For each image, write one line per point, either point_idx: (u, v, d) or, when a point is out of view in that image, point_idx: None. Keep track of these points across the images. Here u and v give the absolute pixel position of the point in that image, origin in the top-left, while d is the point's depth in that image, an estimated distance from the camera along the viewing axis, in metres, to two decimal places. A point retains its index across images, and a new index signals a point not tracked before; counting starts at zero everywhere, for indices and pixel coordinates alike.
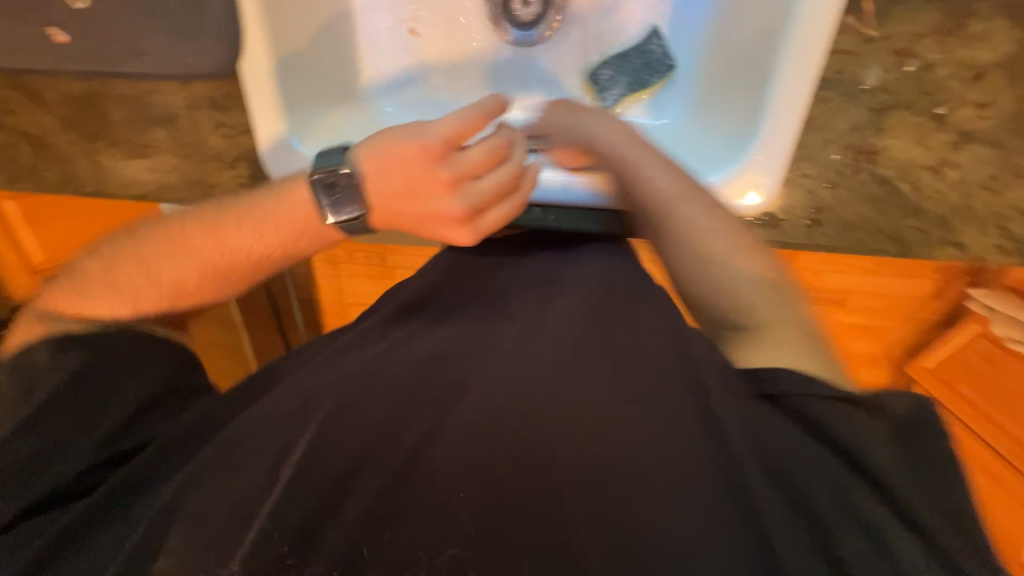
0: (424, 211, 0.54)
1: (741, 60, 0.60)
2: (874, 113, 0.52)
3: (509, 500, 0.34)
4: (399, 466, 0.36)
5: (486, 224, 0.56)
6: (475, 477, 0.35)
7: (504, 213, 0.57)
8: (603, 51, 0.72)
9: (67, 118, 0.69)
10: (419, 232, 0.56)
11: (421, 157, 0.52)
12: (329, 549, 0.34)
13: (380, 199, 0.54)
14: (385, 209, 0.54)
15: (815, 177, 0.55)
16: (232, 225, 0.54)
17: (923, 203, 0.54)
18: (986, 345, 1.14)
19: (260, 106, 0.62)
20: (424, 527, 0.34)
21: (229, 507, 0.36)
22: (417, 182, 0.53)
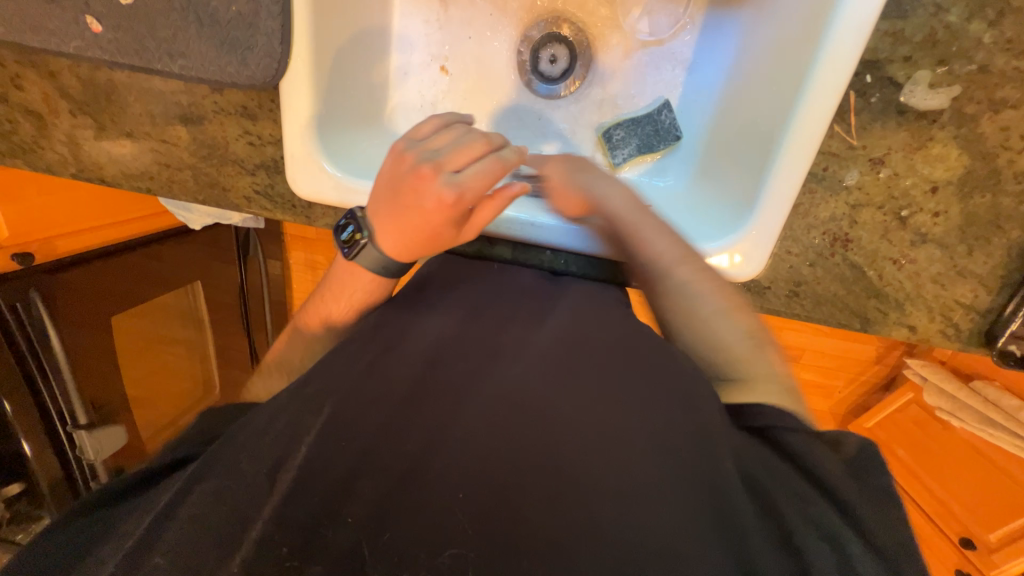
0: (402, 186, 0.57)
1: (739, 141, 0.67)
2: (850, 208, 0.59)
3: (514, 522, 0.35)
4: (406, 481, 0.37)
5: (458, 181, 0.55)
6: (480, 489, 0.37)
7: (477, 176, 0.56)
8: (617, 114, 0.78)
9: (81, 102, 0.67)
10: (413, 215, 0.57)
11: (392, 152, 0.60)
12: (332, 554, 0.34)
13: (375, 207, 0.60)
14: (378, 212, 0.59)
15: (798, 255, 0.62)
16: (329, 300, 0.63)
17: (884, 288, 0.62)
18: (919, 411, 1.26)
19: (293, 123, 0.63)
20: (427, 541, 0.35)
21: (237, 510, 0.36)
22: (393, 170, 0.59)
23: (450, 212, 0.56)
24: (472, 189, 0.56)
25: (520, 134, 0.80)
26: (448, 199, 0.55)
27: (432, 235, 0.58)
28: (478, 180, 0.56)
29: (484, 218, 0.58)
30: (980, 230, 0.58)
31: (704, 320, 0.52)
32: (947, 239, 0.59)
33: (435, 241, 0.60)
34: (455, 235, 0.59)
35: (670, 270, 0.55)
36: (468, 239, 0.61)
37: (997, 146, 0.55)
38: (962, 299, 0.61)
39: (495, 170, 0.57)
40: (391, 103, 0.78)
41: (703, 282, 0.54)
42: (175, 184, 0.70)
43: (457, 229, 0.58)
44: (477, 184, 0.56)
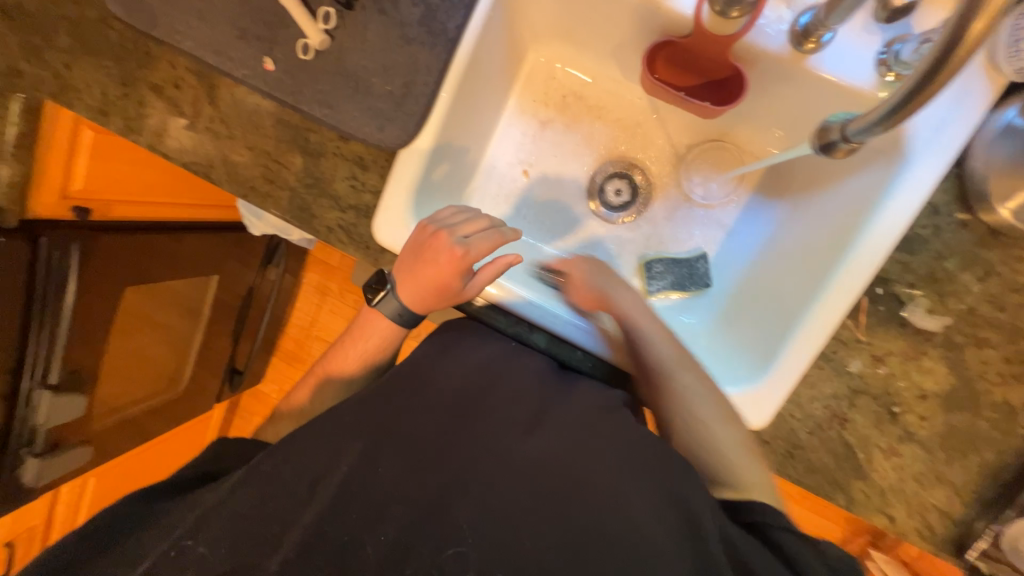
0: (421, 252, 0.68)
1: (762, 304, 0.77)
2: (851, 391, 0.67)
3: None
4: None
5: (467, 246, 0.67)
6: None
7: (483, 244, 0.68)
8: (660, 250, 0.90)
9: (224, 113, 0.78)
10: (431, 276, 0.68)
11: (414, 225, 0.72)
12: None
13: (401, 269, 0.71)
14: (402, 274, 0.70)
15: (800, 420, 0.68)
16: (348, 347, 0.77)
17: (871, 473, 0.67)
18: None
19: (398, 182, 0.72)
20: None
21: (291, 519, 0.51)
22: (414, 239, 0.70)
23: (457, 269, 0.67)
24: (476, 252, 0.68)
25: (574, 242, 0.91)
26: (456, 256, 0.66)
27: (439, 287, 0.70)
28: (482, 247, 0.68)
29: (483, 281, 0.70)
30: (959, 443, 0.66)
31: (702, 422, 0.63)
32: (930, 444, 0.66)
33: (441, 293, 0.71)
34: (457, 290, 0.70)
35: (674, 370, 0.66)
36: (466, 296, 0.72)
37: (977, 374, 0.65)
38: (939, 503, 0.66)
39: (497, 241, 0.70)
40: (474, 187, 0.89)
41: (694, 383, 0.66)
42: (271, 199, 0.78)
43: (460, 285, 0.70)
44: (480, 250, 0.68)
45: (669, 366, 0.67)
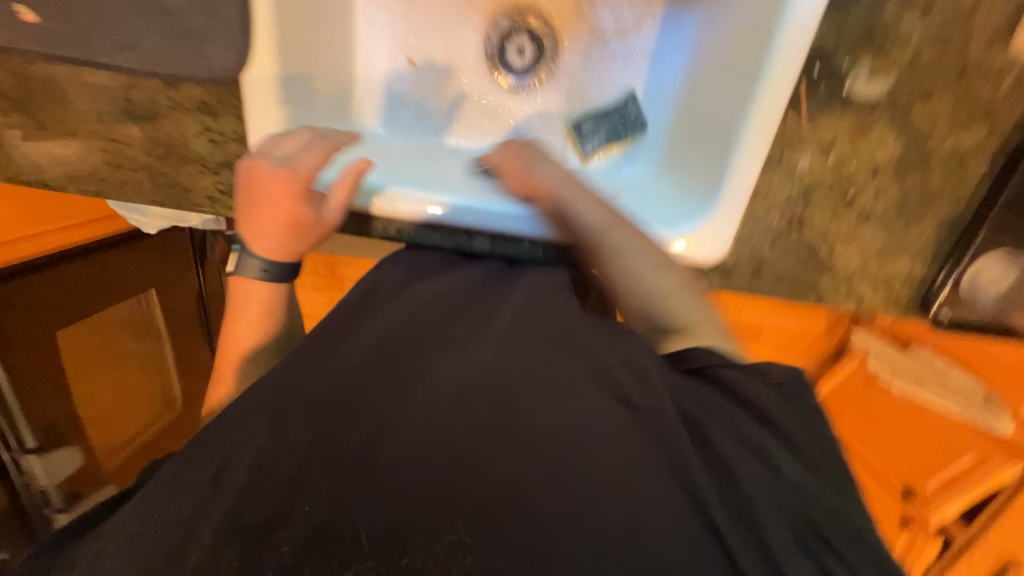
0: (249, 194, 0.55)
1: (699, 130, 0.71)
2: (804, 190, 0.64)
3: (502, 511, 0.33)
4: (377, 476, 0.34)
5: (294, 161, 0.57)
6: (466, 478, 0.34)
7: (313, 155, 0.59)
8: (584, 105, 0.81)
9: (14, 98, 0.62)
10: (268, 211, 0.54)
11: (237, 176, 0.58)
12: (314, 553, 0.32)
13: (238, 221, 0.55)
14: (243, 223, 0.54)
15: (759, 236, 0.66)
16: None
17: (834, 264, 0.67)
18: (864, 374, 1.38)
19: (257, 115, 0.60)
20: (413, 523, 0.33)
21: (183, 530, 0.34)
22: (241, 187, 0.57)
23: (300, 192, 0.55)
24: (309, 164, 0.58)
25: (491, 125, 0.81)
26: (284, 174, 0.55)
27: (291, 218, 0.54)
28: (313, 156, 0.58)
29: (342, 197, 0.59)
30: (915, 207, 0.64)
31: (639, 274, 0.55)
32: (887, 217, 0.65)
33: (296, 222, 0.55)
34: (318, 218, 0.56)
35: (603, 234, 0.58)
36: (337, 225, 0.59)
37: (927, 130, 0.61)
38: (899, 270, 0.67)
39: (327, 149, 0.61)
40: (359, 98, 0.78)
41: (637, 245, 0.57)
42: (128, 186, 0.66)
43: (316, 211, 0.56)
44: (312, 160, 0.58)
45: (604, 236, 0.58)
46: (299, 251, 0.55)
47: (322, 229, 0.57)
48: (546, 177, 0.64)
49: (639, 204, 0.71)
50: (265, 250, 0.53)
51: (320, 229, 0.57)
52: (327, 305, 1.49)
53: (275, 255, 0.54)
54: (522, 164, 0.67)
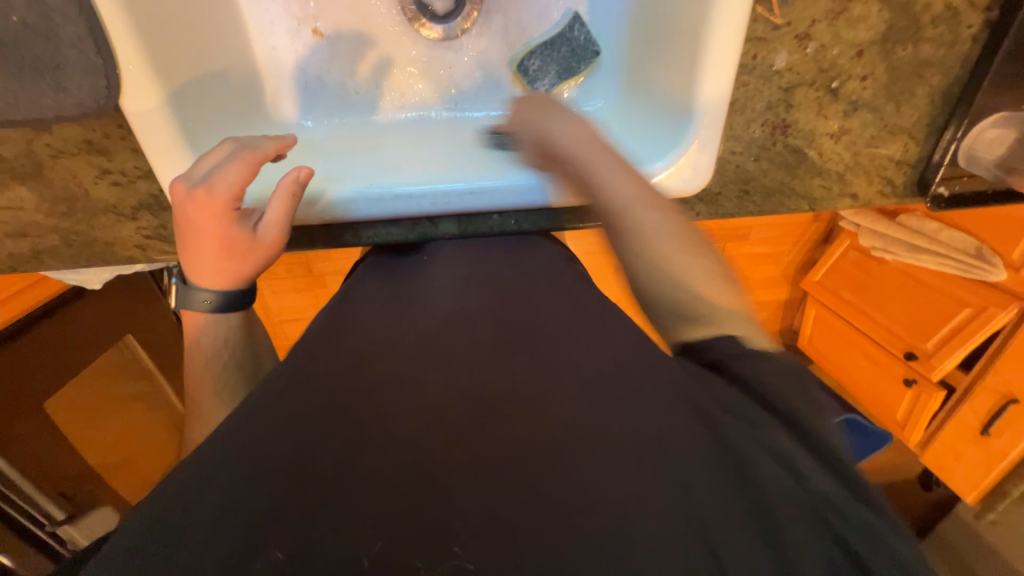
0: (178, 228, 0.49)
1: (653, 48, 0.64)
2: (784, 92, 0.58)
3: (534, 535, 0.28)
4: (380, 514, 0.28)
5: (215, 185, 0.48)
6: None
7: (239, 170, 0.49)
8: (527, 41, 0.71)
9: None
10: (202, 248, 0.49)
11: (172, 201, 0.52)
12: None
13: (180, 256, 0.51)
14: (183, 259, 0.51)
15: (743, 152, 0.61)
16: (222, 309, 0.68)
17: (826, 165, 0.62)
18: (856, 254, 1.39)
19: (157, 146, 0.52)
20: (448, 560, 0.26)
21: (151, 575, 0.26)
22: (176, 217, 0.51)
23: (225, 221, 0.49)
24: (233, 186, 0.48)
25: (428, 86, 0.72)
26: (202, 206, 0.47)
27: (226, 251, 0.50)
28: (239, 174, 0.49)
29: (281, 218, 0.51)
30: (903, 83, 0.58)
31: (664, 257, 0.44)
32: (876, 101, 0.59)
33: (234, 255, 0.50)
34: (252, 248, 0.50)
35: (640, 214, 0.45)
36: (278, 249, 0.53)
37: None
38: (895, 155, 0.63)
39: (256, 159, 0.50)
40: (272, 90, 0.69)
41: (663, 227, 0.44)
42: (43, 255, 0.58)
43: (249, 240, 0.50)
44: (235, 180, 0.48)
45: (653, 226, 0.45)
46: (247, 278, 0.53)
47: (264, 256, 0.51)
48: (568, 139, 0.50)
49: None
50: (211, 282, 0.51)
51: (261, 257, 0.52)
52: (313, 305, 1.44)
53: (223, 287, 0.52)
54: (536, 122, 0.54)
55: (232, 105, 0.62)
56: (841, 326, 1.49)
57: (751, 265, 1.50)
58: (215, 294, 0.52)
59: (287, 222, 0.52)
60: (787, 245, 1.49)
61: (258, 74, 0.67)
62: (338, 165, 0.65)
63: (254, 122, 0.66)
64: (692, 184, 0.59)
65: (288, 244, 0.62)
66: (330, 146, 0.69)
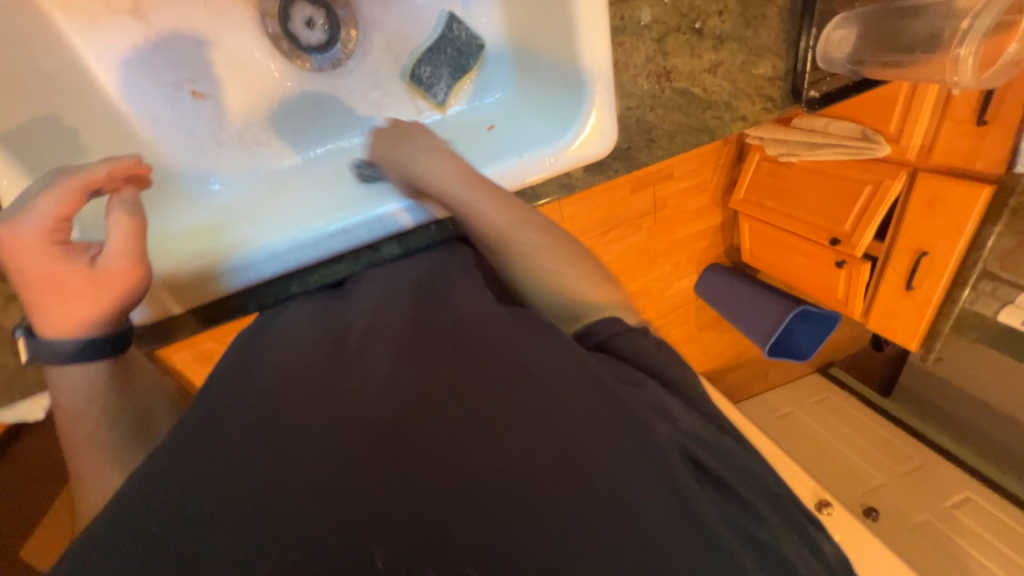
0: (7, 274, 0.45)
1: (525, 30, 0.67)
2: (657, 42, 0.62)
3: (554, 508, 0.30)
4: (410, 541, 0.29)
5: (25, 220, 0.44)
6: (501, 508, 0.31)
7: (53, 199, 0.45)
8: (411, 51, 0.73)
9: None
10: (32, 291, 0.44)
11: None
12: None
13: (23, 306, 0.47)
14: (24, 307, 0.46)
15: (638, 106, 0.65)
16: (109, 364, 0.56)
17: (712, 97, 0.68)
18: (767, 163, 1.52)
19: None
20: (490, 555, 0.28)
21: None
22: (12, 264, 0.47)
23: (43, 256, 0.44)
24: (46, 218, 0.44)
25: (328, 119, 0.73)
26: (18, 241, 0.43)
27: (54, 290, 0.45)
28: (52, 202, 0.45)
29: (118, 244, 0.47)
30: (754, 10, 0.65)
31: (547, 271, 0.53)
32: (737, 31, 0.65)
33: (71, 292, 0.45)
34: (85, 282, 0.45)
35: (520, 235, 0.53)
36: (123, 280, 0.47)
37: None
38: (767, 74, 0.69)
39: (75, 184, 0.46)
40: (163, 161, 0.67)
41: (529, 239, 0.53)
42: None
43: (80, 274, 0.45)
44: (48, 209, 0.44)
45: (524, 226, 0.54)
46: (97, 321, 0.46)
47: (110, 288, 0.46)
48: (436, 182, 0.55)
49: (515, 132, 0.67)
50: (52, 331, 0.45)
51: (103, 292, 0.46)
52: None
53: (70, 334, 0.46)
54: (403, 157, 0.58)
55: None
56: (773, 232, 1.62)
57: (683, 199, 1.59)
58: (60, 346, 0.45)
59: (127, 249, 0.47)
60: (709, 172, 1.59)
61: (146, 154, 0.65)
62: (261, 219, 0.63)
63: (159, 201, 0.64)
64: (600, 148, 0.63)
65: (236, 312, 0.61)
66: (247, 203, 0.67)
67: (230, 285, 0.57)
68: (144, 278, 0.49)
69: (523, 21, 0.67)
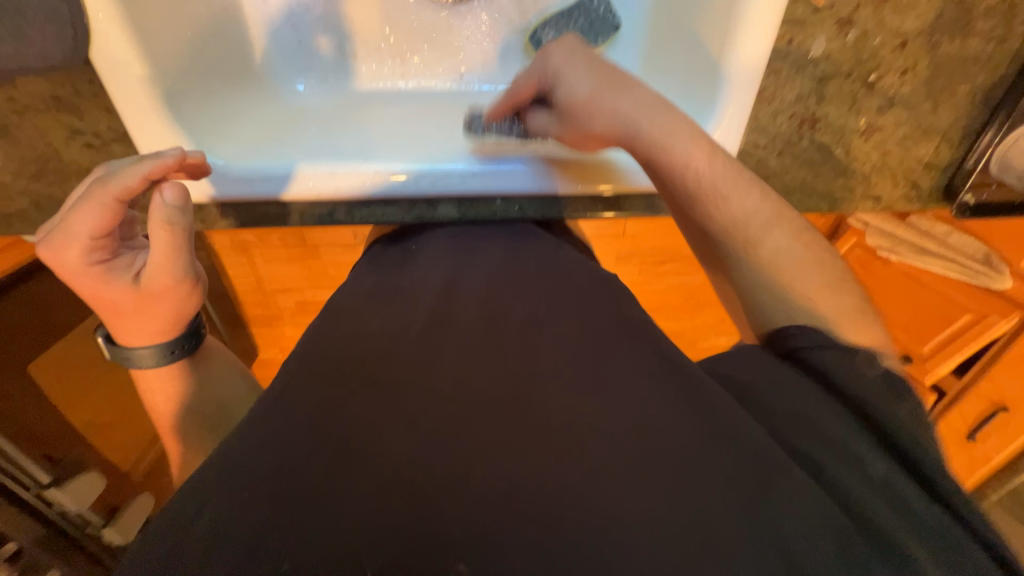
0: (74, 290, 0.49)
1: (672, 26, 0.60)
2: (817, 82, 0.53)
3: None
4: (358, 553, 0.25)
5: (68, 242, 0.45)
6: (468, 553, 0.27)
7: (94, 216, 0.44)
8: (541, 10, 0.67)
9: None
10: (100, 310, 0.49)
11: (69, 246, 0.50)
12: None
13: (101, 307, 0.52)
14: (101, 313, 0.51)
15: (766, 146, 0.56)
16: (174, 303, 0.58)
17: (851, 163, 0.58)
18: (861, 253, 1.29)
19: (131, 103, 0.48)
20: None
21: None
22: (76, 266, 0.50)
23: (90, 278, 0.46)
24: (83, 237, 0.45)
25: (432, 53, 0.68)
26: (72, 267, 0.46)
27: (110, 308, 0.48)
28: (90, 219, 0.44)
29: (156, 262, 0.47)
30: (944, 81, 0.54)
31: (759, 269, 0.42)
32: (913, 98, 0.55)
33: (134, 313, 0.49)
34: (134, 299, 0.48)
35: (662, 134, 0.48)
36: (170, 294, 0.49)
37: None
38: (926, 158, 0.59)
39: (107, 196, 0.44)
40: (263, 46, 0.64)
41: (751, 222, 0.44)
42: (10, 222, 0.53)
43: (126, 293, 0.47)
44: (83, 228, 0.45)
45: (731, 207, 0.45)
46: (162, 330, 0.51)
47: (158, 306, 0.49)
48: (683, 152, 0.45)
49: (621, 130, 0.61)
50: (130, 339, 0.51)
51: (152, 307, 0.49)
52: (304, 277, 1.40)
53: (140, 342, 0.51)
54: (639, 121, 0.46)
55: (219, 71, 0.59)
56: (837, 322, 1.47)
57: None
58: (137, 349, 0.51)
59: (167, 268, 0.47)
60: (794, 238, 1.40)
61: (247, 34, 0.63)
62: (333, 138, 0.60)
63: (244, 87, 0.62)
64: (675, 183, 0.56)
65: (274, 221, 0.57)
66: (323, 114, 0.64)
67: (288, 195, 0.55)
68: (188, 288, 0.50)
69: (675, 14, 0.60)
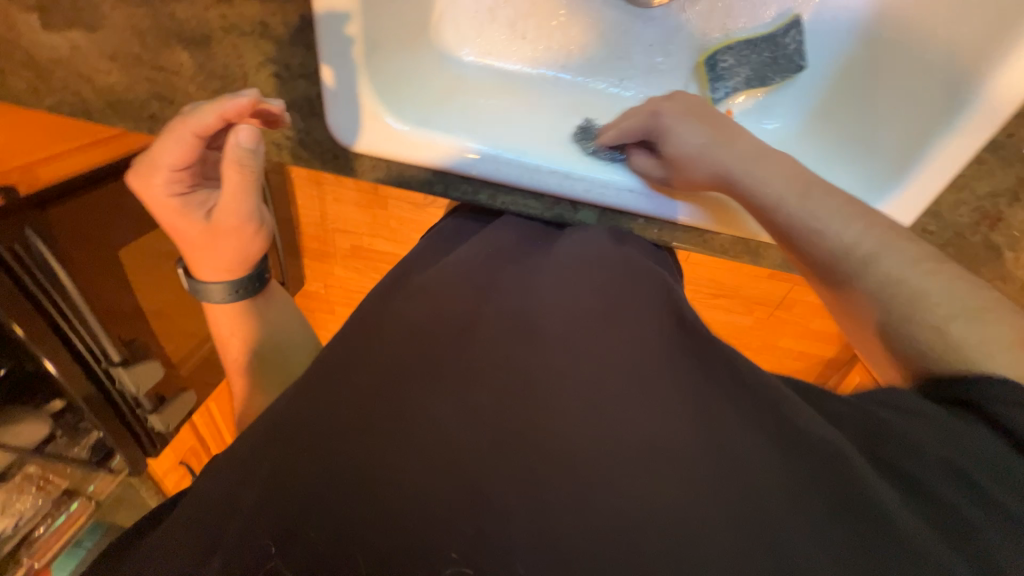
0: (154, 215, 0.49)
1: (857, 92, 0.59)
2: (1018, 182, 0.51)
3: None
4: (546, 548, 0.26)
5: (154, 170, 0.47)
6: None
7: (177, 147, 0.45)
8: (726, 33, 0.64)
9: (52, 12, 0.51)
10: (176, 241, 0.50)
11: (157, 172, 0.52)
12: None
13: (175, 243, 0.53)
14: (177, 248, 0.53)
15: (935, 233, 0.54)
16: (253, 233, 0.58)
17: (1016, 271, 0.54)
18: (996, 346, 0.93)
19: (334, 51, 0.50)
20: None
21: None
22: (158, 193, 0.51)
23: (170, 205, 0.47)
24: (166, 167, 0.46)
25: (601, 50, 0.66)
26: (157, 191, 0.47)
27: (185, 240, 0.49)
28: (173, 152, 0.46)
29: (224, 202, 0.46)
30: None
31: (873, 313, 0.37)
32: None
33: (205, 246, 0.49)
34: (205, 234, 0.48)
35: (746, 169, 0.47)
36: (237, 232, 0.49)
37: None
38: None
39: (188, 130, 0.45)
40: (445, 15, 0.65)
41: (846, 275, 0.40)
42: None
43: (199, 227, 0.48)
44: (166, 159, 0.46)
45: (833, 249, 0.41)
46: (232, 268, 0.52)
47: (223, 241, 0.49)
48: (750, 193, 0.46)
49: None
50: (204, 275, 0.52)
51: (219, 241, 0.49)
52: (368, 225, 1.39)
53: (212, 276, 0.52)
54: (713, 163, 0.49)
55: (401, 24, 0.59)
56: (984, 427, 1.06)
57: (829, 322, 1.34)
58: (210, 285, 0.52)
59: (234, 206, 0.47)
60: None
61: None
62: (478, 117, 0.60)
63: (418, 48, 0.63)
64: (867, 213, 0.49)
65: (422, 187, 0.58)
66: (481, 92, 0.65)
67: (361, 145, 0.53)
68: (254, 229, 0.50)
69: (865, 81, 0.58)
